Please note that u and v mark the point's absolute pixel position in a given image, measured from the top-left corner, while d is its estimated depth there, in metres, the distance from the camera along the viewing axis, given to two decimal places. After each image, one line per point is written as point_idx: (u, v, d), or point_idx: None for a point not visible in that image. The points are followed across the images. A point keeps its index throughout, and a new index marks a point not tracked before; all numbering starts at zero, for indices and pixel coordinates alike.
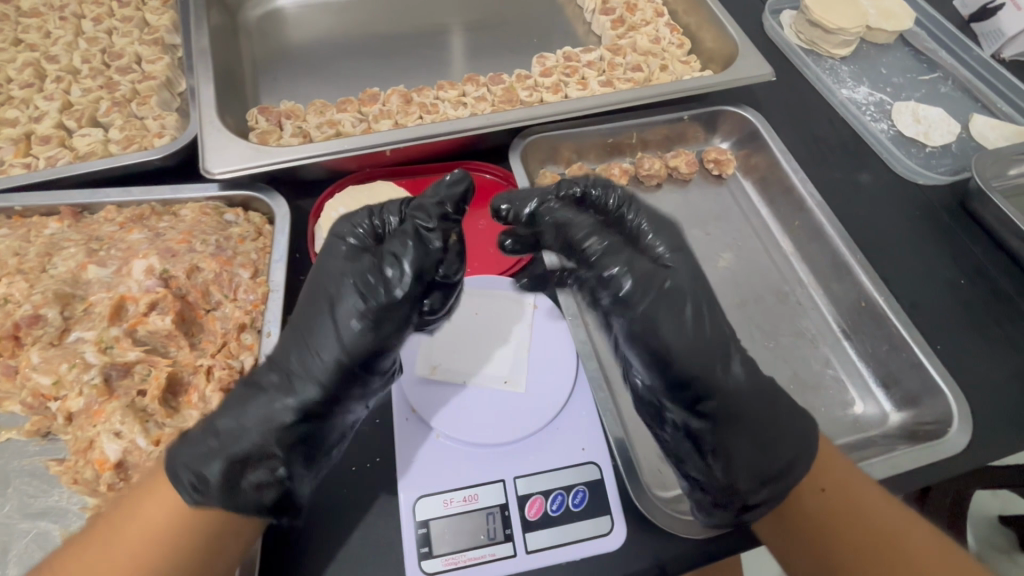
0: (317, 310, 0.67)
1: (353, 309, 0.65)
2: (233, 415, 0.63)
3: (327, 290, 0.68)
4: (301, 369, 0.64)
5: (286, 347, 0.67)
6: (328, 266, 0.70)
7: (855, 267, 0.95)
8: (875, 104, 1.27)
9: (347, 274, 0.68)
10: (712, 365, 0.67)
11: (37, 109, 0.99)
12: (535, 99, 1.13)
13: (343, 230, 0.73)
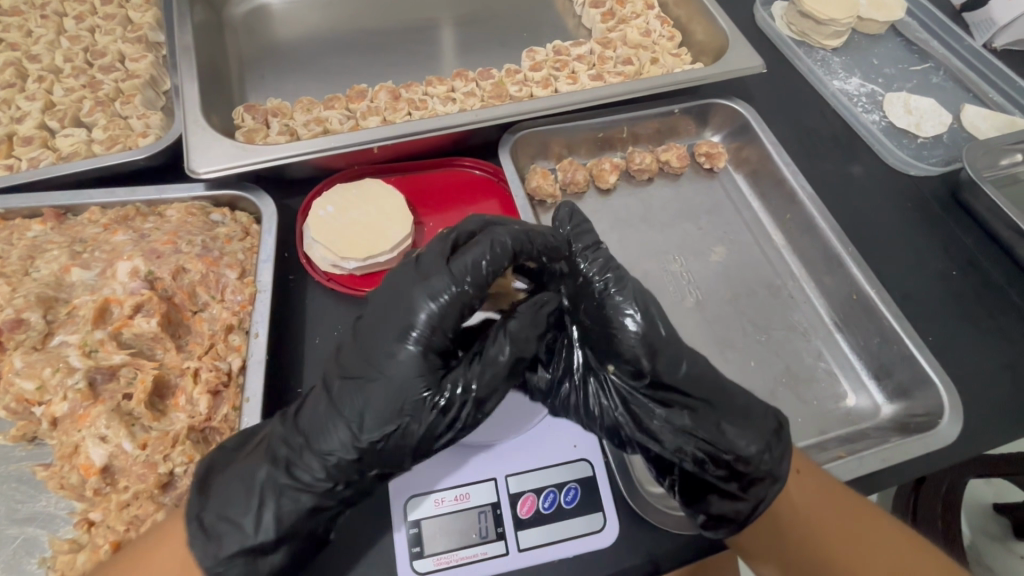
0: (367, 401, 0.59)
1: (405, 420, 0.60)
2: (260, 487, 0.60)
3: (387, 378, 0.60)
4: (319, 454, 0.60)
5: (319, 420, 0.61)
6: (386, 337, 0.61)
7: (846, 259, 0.94)
8: (866, 95, 1.27)
9: (409, 372, 0.60)
10: (682, 367, 0.65)
11: (19, 109, 0.97)
12: (524, 93, 1.11)
13: (417, 294, 0.61)
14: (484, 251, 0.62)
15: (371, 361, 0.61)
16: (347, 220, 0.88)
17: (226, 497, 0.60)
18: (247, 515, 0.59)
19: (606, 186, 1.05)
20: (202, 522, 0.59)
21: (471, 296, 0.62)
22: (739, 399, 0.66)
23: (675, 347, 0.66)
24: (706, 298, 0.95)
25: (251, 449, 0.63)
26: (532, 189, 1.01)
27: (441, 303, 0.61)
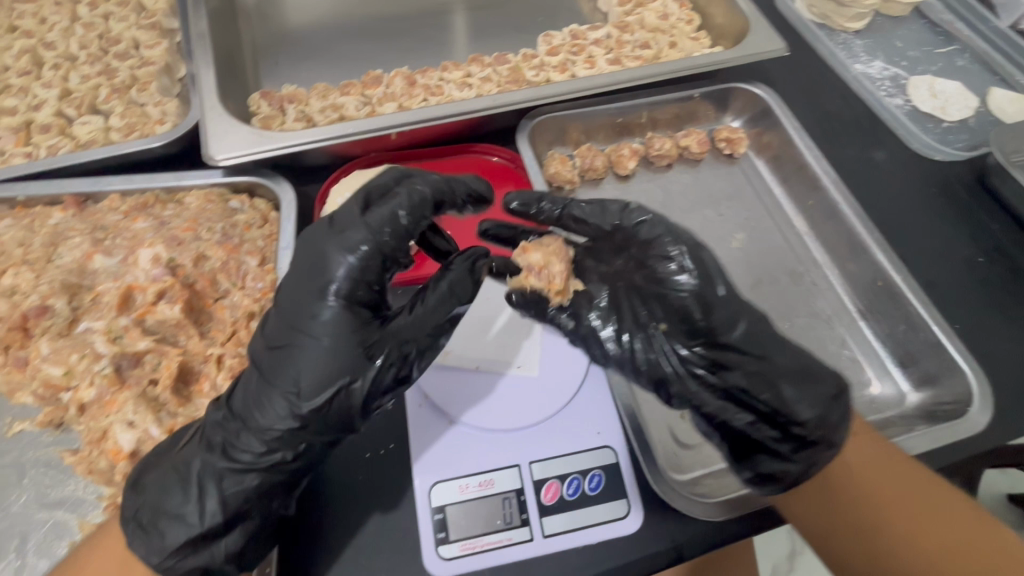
0: (294, 370, 0.60)
1: (342, 381, 0.60)
2: (195, 476, 0.62)
3: (309, 346, 0.60)
4: (245, 434, 0.61)
5: (249, 397, 0.61)
6: (301, 306, 0.60)
7: (872, 246, 0.93)
8: (890, 79, 1.24)
9: (334, 335, 0.60)
10: (740, 326, 0.68)
11: (36, 97, 0.97)
12: (541, 78, 1.10)
13: (325, 258, 0.60)
14: (403, 202, 0.63)
15: (292, 328, 0.60)
16: None
17: (162, 489, 0.62)
18: (188, 505, 0.61)
19: (625, 172, 1.03)
20: (142, 520, 0.61)
21: (388, 254, 0.62)
22: (793, 360, 0.68)
23: (729, 308, 0.69)
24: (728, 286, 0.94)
25: (186, 442, 0.64)
26: (550, 176, 1.00)
27: (350, 256, 0.60)
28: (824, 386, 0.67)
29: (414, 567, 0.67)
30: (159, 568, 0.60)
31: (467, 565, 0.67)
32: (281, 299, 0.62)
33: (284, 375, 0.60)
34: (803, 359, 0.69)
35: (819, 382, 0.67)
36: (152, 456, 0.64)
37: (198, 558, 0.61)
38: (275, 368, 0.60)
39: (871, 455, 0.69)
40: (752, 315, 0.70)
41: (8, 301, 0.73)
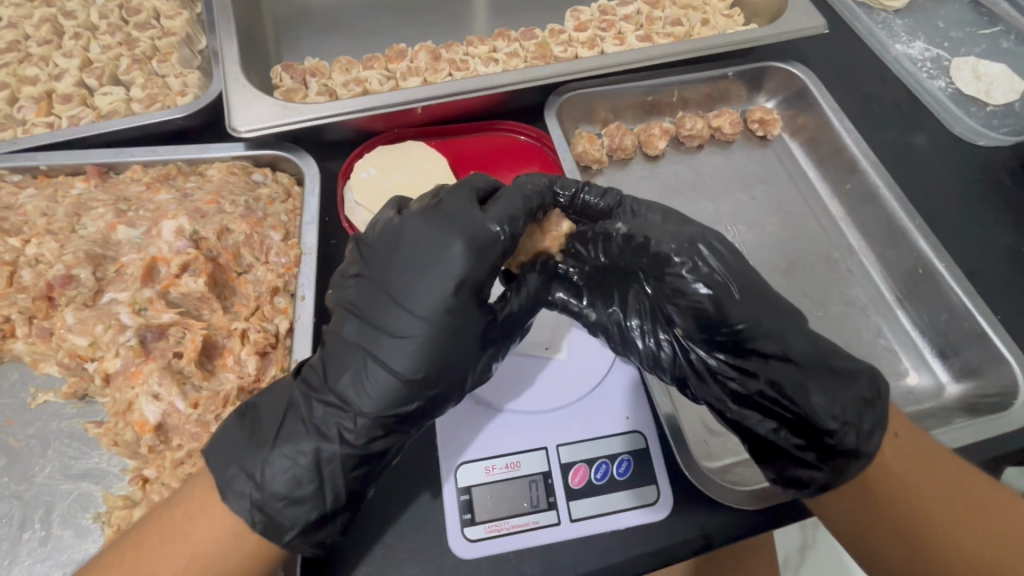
0: (408, 354, 0.59)
1: (460, 367, 0.62)
2: (308, 461, 0.58)
3: (430, 331, 0.60)
4: (348, 412, 0.60)
5: (358, 380, 0.60)
6: (419, 292, 0.60)
7: (913, 232, 0.89)
8: (931, 60, 1.19)
9: (455, 321, 0.60)
10: (767, 330, 0.60)
11: (57, 67, 0.96)
12: (569, 54, 1.06)
13: (447, 247, 0.60)
14: (525, 212, 0.63)
15: (400, 309, 0.60)
16: (390, 183, 0.85)
17: (262, 470, 0.57)
18: (283, 483, 0.57)
19: (654, 152, 1.00)
20: (262, 505, 0.57)
21: (510, 251, 0.62)
22: (821, 356, 0.61)
23: (755, 311, 0.59)
24: (760, 271, 0.91)
25: (282, 425, 0.60)
26: (578, 154, 0.97)
27: (477, 248, 0.60)
28: (852, 383, 0.61)
29: (440, 548, 0.66)
30: (288, 547, 0.57)
31: (492, 547, 0.66)
32: (391, 283, 0.61)
33: (394, 354, 0.59)
34: (831, 351, 0.62)
35: (852, 380, 0.61)
36: (238, 440, 0.59)
37: (320, 535, 0.59)
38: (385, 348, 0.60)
39: (922, 449, 0.64)
40: (780, 312, 0.60)
41: (32, 271, 0.72)
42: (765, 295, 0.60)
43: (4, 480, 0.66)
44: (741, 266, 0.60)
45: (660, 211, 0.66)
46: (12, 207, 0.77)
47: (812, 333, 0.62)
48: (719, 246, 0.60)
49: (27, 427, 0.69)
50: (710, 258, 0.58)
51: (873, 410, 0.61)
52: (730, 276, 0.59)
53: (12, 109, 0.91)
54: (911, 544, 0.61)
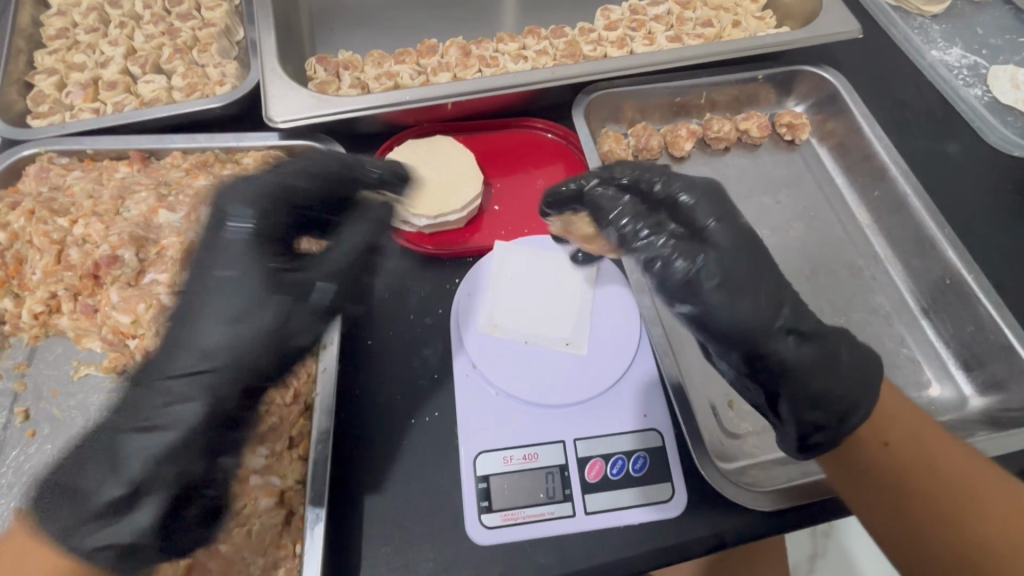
0: (233, 311, 0.66)
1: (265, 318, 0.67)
2: (107, 442, 0.61)
3: (233, 287, 0.67)
4: (178, 383, 0.64)
5: (195, 344, 0.65)
6: (230, 250, 0.68)
7: (941, 242, 0.88)
8: (968, 67, 1.16)
9: (224, 280, 0.66)
10: (760, 328, 0.61)
11: (103, 55, 1.00)
12: (598, 53, 1.07)
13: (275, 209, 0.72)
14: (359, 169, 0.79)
15: (199, 276, 0.68)
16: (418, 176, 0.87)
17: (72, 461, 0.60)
18: (90, 481, 0.59)
19: (680, 154, 1.01)
20: (49, 488, 0.58)
21: (296, 201, 0.73)
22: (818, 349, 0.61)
23: (744, 312, 0.62)
24: (782, 275, 0.91)
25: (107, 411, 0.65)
26: (603, 153, 0.98)
27: (262, 205, 0.70)
28: (841, 398, 0.59)
29: (456, 533, 0.68)
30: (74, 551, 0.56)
31: (507, 535, 0.68)
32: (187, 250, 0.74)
33: (211, 319, 0.66)
34: (832, 342, 0.62)
35: (864, 372, 0.60)
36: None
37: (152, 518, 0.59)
38: (185, 317, 0.66)
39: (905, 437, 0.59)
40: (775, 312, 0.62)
41: (79, 250, 0.76)
42: (762, 313, 0.62)
43: (48, 447, 0.69)
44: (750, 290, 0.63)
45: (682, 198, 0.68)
46: (60, 188, 0.81)
47: (812, 325, 0.63)
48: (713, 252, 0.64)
49: (69, 399, 0.72)
50: (701, 274, 0.63)
51: (864, 406, 0.59)
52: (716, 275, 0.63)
53: (60, 94, 0.94)
54: (936, 551, 0.55)
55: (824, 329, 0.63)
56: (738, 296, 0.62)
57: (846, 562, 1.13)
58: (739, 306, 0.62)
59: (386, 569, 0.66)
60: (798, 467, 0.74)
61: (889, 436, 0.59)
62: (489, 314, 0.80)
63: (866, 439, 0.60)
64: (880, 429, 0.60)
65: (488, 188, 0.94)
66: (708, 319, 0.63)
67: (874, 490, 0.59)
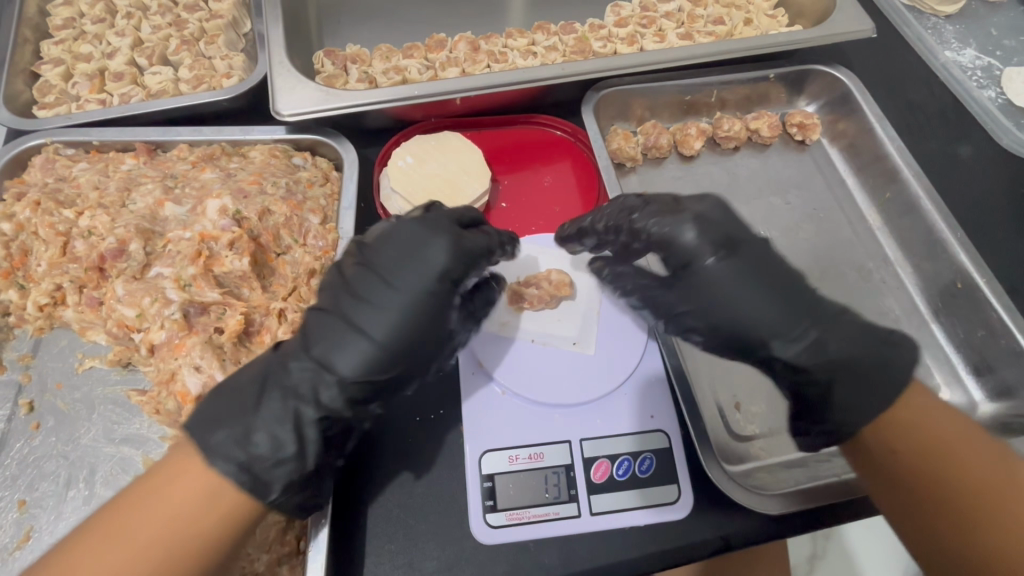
0: (383, 321, 0.62)
1: (422, 348, 0.64)
2: (289, 424, 0.59)
3: (409, 311, 0.63)
4: (325, 383, 0.61)
5: (332, 343, 0.61)
6: (428, 261, 0.65)
7: (953, 244, 0.87)
8: (981, 69, 1.15)
9: (423, 301, 0.64)
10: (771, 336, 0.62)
11: (109, 45, 0.99)
12: (608, 50, 1.06)
13: (454, 254, 0.66)
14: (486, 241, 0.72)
15: (375, 279, 0.64)
16: (425, 172, 0.86)
17: (245, 428, 0.58)
18: (272, 445, 0.58)
19: (690, 152, 1.00)
20: (245, 465, 0.56)
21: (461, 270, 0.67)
22: (830, 374, 0.61)
23: (754, 332, 0.62)
24: None
25: (264, 392, 0.60)
26: (612, 151, 0.97)
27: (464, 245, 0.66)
28: (847, 396, 0.60)
29: (461, 531, 0.68)
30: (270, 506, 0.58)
31: (513, 535, 0.67)
32: (376, 261, 0.65)
33: (360, 333, 0.62)
34: (853, 361, 0.61)
35: (890, 390, 0.59)
36: (227, 403, 0.59)
37: (289, 479, 0.58)
38: (355, 324, 0.62)
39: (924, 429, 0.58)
40: (796, 332, 0.62)
41: (84, 242, 0.75)
42: (753, 312, 0.62)
43: (53, 440, 0.70)
44: (752, 300, 0.62)
45: (691, 220, 0.63)
46: (66, 180, 0.80)
47: (837, 342, 0.61)
48: (727, 275, 0.62)
49: (74, 392, 0.72)
50: (703, 292, 0.63)
51: (867, 412, 0.59)
52: (724, 300, 0.62)
53: (66, 85, 0.94)
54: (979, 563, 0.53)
55: (851, 346, 0.61)
56: (726, 305, 0.62)
57: (850, 564, 1.12)
58: (733, 314, 0.62)
59: (390, 566, 0.66)
60: (805, 471, 0.74)
61: (897, 444, 0.58)
62: (495, 313, 0.79)
63: (876, 450, 0.59)
64: (889, 437, 0.59)
65: (496, 185, 0.93)
66: (711, 342, 0.66)
67: (899, 500, 0.58)
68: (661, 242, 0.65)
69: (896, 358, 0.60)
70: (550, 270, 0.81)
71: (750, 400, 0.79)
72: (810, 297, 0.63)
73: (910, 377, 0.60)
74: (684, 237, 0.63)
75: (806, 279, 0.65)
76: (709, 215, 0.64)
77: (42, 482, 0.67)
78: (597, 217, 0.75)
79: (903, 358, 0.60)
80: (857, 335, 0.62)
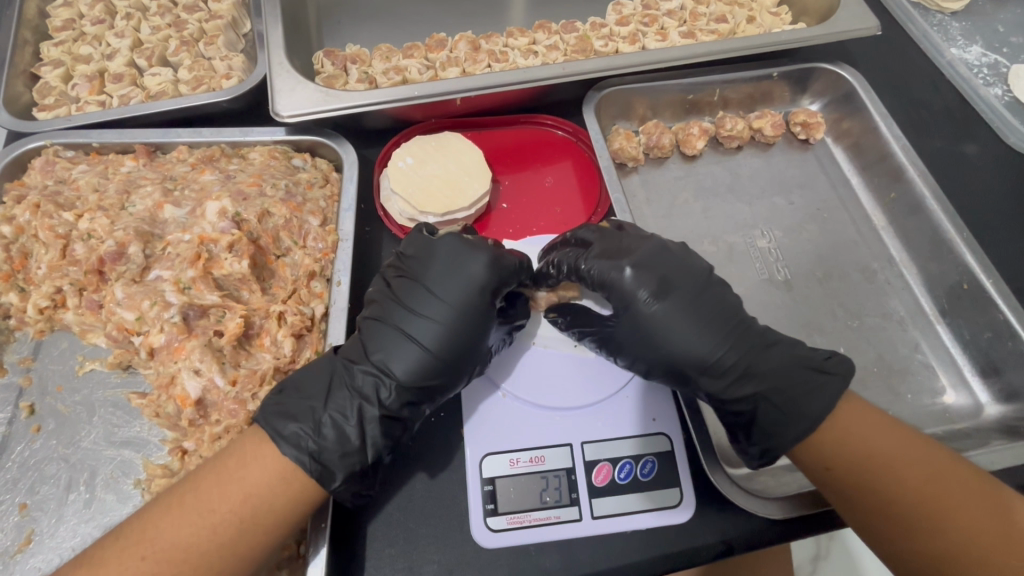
0: (433, 328, 0.68)
1: (469, 354, 0.69)
2: (352, 421, 0.65)
3: (457, 318, 0.69)
4: (384, 383, 0.66)
5: (390, 348, 0.68)
6: (469, 273, 0.70)
7: (959, 245, 0.86)
8: (987, 66, 1.13)
9: (469, 308, 0.69)
10: (701, 369, 0.66)
11: (109, 46, 0.99)
12: (610, 49, 1.05)
13: (493, 268, 0.71)
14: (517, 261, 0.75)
15: (423, 292, 0.70)
16: (426, 173, 0.85)
17: (311, 422, 0.63)
18: (337, 438, 0.63)
19: (692, 152, 0.99)
20: (312, 452, 0.62)
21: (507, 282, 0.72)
22: (755, 403, 0.65)
23: (684, 367, 0.66)
24: (795, 276, 0.90)
25: (330, 389, 0.66)
26: (614, 151, 0.96)
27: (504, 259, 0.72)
28: (770, 420, 0.64)
29: (462, 535, 0.68)
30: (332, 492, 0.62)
31: (513, 539, 0.67)
32: (425, 275, 0.71)
33: (414, 339, 0.68)
34: (776, 391, 0.64)
35: (811, 418, 0.62)
36: (299, 396, 0.65)
37: (351, 470, 0.63)
38: (410, 332, 0.68)
39: (861, 442, 0.60)
40: (726, 364, 0.65)
41: (84, 245, 0.75)
42: (686, 348, 0.66)
43: (53, 443, 0.70)
44: (684, 336, 0.66)
45: (627, 263, 0.68)
46: (66, 182, 0.80)
47: (762, 374, 0.64)
48: (660, 316, 0.66)
49: (74, 395, 0.72)
50: (640, 329, 0.67)
51: (789, 435, 0.63)
52: (658, 338, 0.66)
53: (66, 86, 0.94)
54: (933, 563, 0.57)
55: (780, 379, 0.64)
56: (660, 341, 0.66)
57: (854, 566, 1.11)
58: (667, 349, 0.66)
59: (391, 570, 0.66)
60: None
61: (832, 462, 0.60)
62: None
63: (818, 472, 0.62)
64: (820, 455, 0.61)
65: (497, 186, 0.93)
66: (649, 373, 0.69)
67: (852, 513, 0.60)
68: (602, 283, 0.69)
69: (822, 388, 0.63)
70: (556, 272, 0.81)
71: None
72: (742, 330, 0.66)
73: (835, 405, 0.62)
74: (622, 278, 0.68)
75: (739, 311, 0.67)
76: (647, 256, 0.69)
77: (42, 486, 0.67)
78: (552, 257, 0.75)
79: (829, 388, 0.62)
80: (788, 367, 0.64)
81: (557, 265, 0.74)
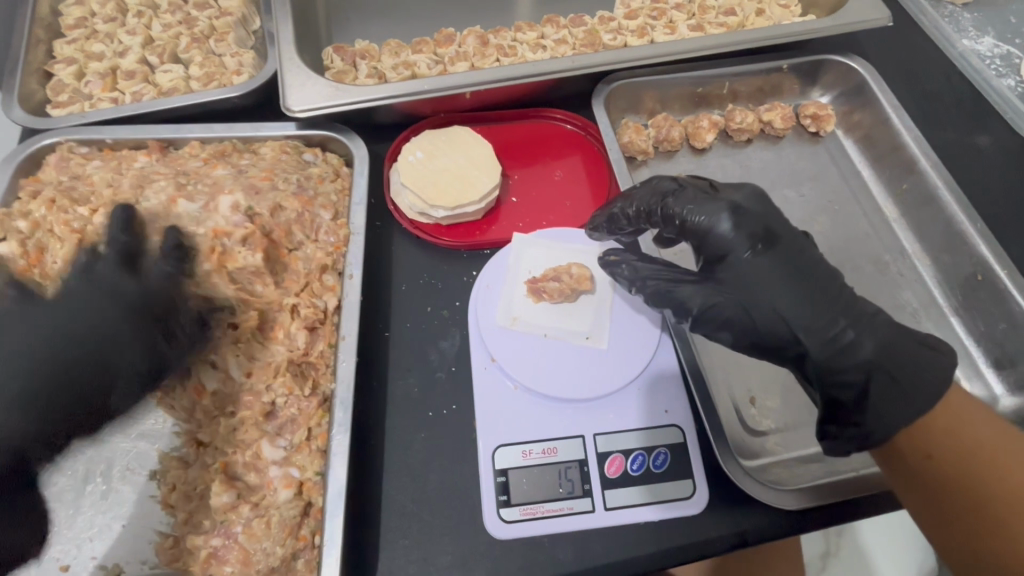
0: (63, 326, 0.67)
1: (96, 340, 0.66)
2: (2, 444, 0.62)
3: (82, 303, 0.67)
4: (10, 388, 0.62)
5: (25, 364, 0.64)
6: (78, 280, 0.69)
7: (972, 236, 0.85)
8: (1000, 57, 1.12)
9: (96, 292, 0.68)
10: (809, 332, 0.61)
11: (121, 44, 0.99)
12: (619, 42, 1.05)
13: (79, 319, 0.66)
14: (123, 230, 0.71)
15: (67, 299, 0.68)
16: (437, 166, 0.85)
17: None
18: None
19: (701, 145, 0.99)
20: None
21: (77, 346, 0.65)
22: (867, 374, 0.59)
23: (790, 329, 0.62)
24: None
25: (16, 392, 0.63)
26: (623, 145, 0.96)
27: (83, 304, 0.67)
28: (886, 392, 0.58)
29: (475, 527, 0.68)
30: None
31: (527, 530, 0.67)
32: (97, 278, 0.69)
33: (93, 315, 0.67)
34: (893, 359, 0.59)
35: (930, 391, 0.57)
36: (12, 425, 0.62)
37: None
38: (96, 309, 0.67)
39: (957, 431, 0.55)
40: (839, 326, 0.60)
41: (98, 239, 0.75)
42: (797, 307, 0.61)
43: None
44: (794, 293, 0.62)
45: (725, 211, 0.64)
46: (80, 177, 0.81)
47: (874, 340, 0.60)
48: (767, 269, 0.63)
49: None
50: (744, 286, 0.63)
51: (907, 409, 0.57)
52: (762, 296, 0.62)
53: (79, 83, 0.94)
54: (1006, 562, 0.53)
55: (892, 344, 0.60)
56: (769, 300, 0.62)
57: (867, 562, 1.10)
58: (775, 309, 0.62)
59: (404, 561, 0.66)
60: (823, 466, 0.73)
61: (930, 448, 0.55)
62: (508, 307, 0.79)
63: (910, 455, 0.57)
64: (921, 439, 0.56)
65: (507, 179, 0.93)
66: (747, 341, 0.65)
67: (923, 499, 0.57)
68: (695, 232, 0.66)
69: (933, 359, 0.59)
70: (570, 264, 0.81)
71: (765, 395, 0.78)
72: (846, 295, 0.62)
73: (951, 379, 0.58)
74: (718, 229, 0.65)
75: (842, 279, 0.64)
76: (744, 206, 0.65)
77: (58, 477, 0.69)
78: (626, 205, 0.75)
79: (939, 360, 0.59)
80: (895, 335, 0.60)
81: (636, 210, 0.73)
